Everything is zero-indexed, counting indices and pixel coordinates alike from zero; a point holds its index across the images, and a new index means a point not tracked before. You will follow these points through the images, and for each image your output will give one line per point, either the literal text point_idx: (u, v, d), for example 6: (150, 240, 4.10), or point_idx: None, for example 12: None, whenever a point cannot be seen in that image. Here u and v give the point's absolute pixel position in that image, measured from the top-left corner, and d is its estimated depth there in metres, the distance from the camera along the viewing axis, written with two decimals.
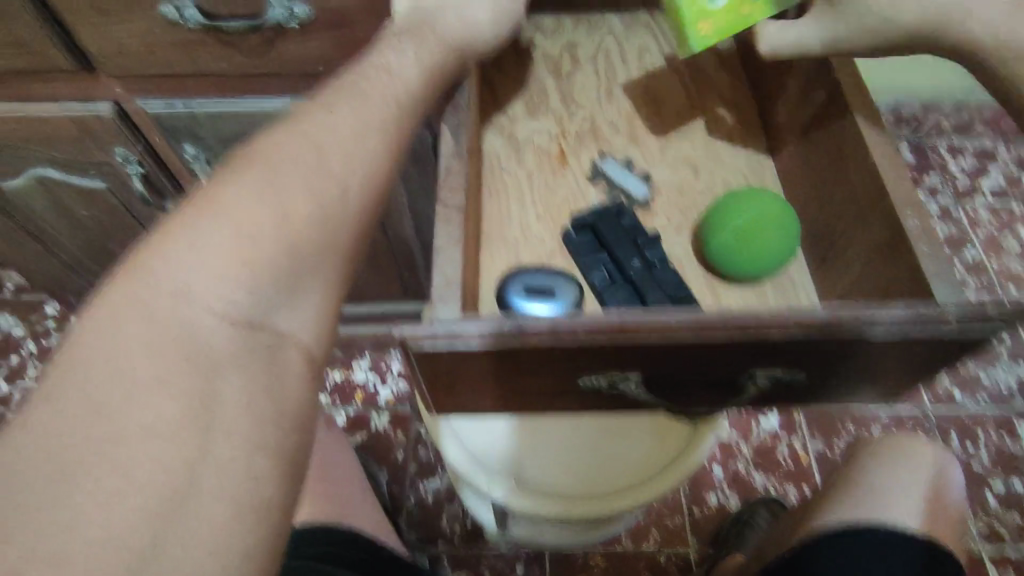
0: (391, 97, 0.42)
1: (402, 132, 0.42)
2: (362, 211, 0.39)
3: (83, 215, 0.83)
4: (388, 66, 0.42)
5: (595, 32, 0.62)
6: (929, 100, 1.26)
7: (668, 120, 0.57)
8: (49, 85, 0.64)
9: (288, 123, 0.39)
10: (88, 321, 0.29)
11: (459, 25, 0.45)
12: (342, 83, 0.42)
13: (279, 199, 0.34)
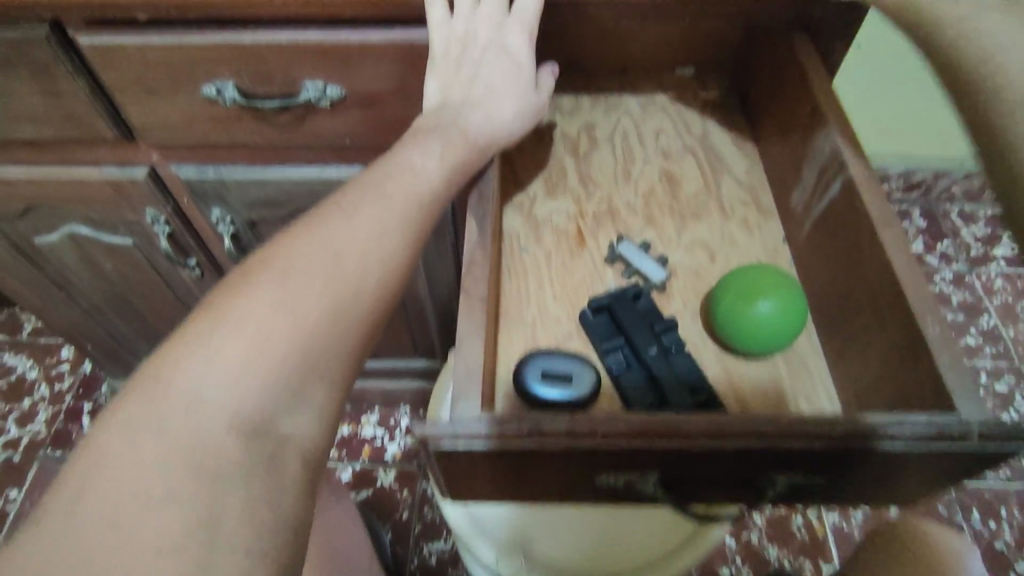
0: (412, 197, 0.44)
1: (422, 225, 0.44)
2: (375, 310, 0.41)
3: (108, 270, 0.85)
4: (414, 169, 0.44)
5: (613, 113, 0.64)
6: (941, 168, 1.23)
7: (684, 203, 0.58)
8: (91, 151, 0.67)
9: (309, 224, 0.41)
10: (110, 432, 0.32)
11: (485, 121, 0.47)
12: (367, 177, 0.45)
13: (291, 307, 0.37)
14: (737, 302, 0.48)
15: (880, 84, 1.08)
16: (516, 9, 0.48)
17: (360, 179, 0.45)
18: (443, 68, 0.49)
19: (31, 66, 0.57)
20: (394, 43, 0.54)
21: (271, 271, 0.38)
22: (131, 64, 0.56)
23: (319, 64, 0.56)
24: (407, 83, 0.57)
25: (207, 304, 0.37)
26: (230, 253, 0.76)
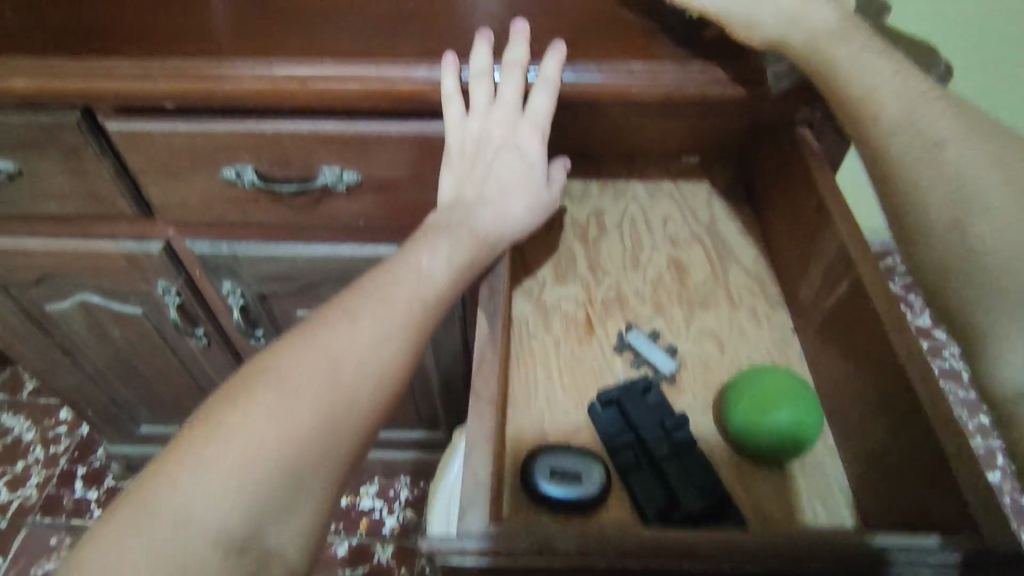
0: (417, 298, 0.45)
1: (425, 325, 0.45)
2: (371, 415, 0.41)
3: (116, 338, 0.85)
4: (420, 268, 0.46)
5: (621, 199, 0.65)
6: None
7: (693, 291, 0.58)
8: (111, 226, 0.68)
9: (310, 328, 0.42)
10: (97, 545, 0.33)
11: (495, 221, 0.49)
12: (374, 277, 0.45)
13: (284, 419, 0.37)
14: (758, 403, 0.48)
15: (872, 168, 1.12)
16: (529, 110, 0.50)
17: (366, 278, 0.46)
18: (458, 165, 0.51)
19: (60, 148, 0.59)
20: (410, 133, 0.56)
21: (267, 380, 0.38)
22: (156, 149, 0.58)
23: (337, 152, 0.57)
24: (421, 171, 0.59)
25: (199, 414, 0.37)
26: (238, 324, 0.77)
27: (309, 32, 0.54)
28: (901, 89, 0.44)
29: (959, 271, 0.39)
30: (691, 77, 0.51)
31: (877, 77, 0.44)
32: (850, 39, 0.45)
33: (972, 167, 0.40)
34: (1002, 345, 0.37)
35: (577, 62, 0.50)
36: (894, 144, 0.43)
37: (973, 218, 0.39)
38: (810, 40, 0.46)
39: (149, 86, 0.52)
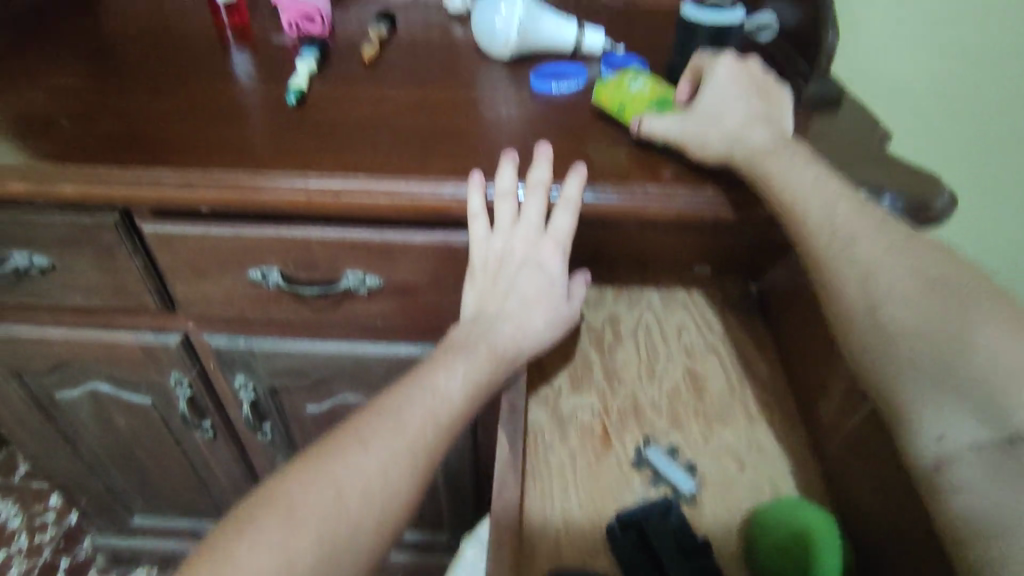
0: (430, 418, 0.45)
1: (436, 448, 0.45)
2: (372, 549, 0.41)
3: (121, 427, 0.84)
4: (437, 387, 0.47)
5: (636, 307, 0.67)
6: None
7: (709, 404, 0.58)
8: (132, 318, 0.70)
9: (322, 454, 0.42)
10: None
11: (514, 340, 0.51)
12: (389, 397, 0.46)
13: (286, 555, 0.37)
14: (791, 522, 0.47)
15: None
16: (551, 229, 0.52)
17: (383, 395, 0.47)
18: (481, 280, 0.54)
19: (95, 245, 0.61)
20: (434, 242, 0.58)
21: (276, 511, 0.38)
22: (187, 250, 0.60)
23: (362, 258, 0.59)
24: (443, 277, 0.60)
25: (204, 547, 0.37)
26: (247, 419, 0.76)
27: (345, 150, 0.58)
28: (820, 195, 0.49)
29: (881, 354, 0.42)
30: (705, 199, 0.54)
31: (802, 184, 0.49)
32: (778, 154, 0.52)
33: (883, 262, 0.44)
34: (923, 422, 0.39)
35: (597, 184, 0.53)
36: (818, 243, 0.47)
37: (884, 307, 0.43)
38: (747, 156, 0.52)
39: (190, 195, 0.55)
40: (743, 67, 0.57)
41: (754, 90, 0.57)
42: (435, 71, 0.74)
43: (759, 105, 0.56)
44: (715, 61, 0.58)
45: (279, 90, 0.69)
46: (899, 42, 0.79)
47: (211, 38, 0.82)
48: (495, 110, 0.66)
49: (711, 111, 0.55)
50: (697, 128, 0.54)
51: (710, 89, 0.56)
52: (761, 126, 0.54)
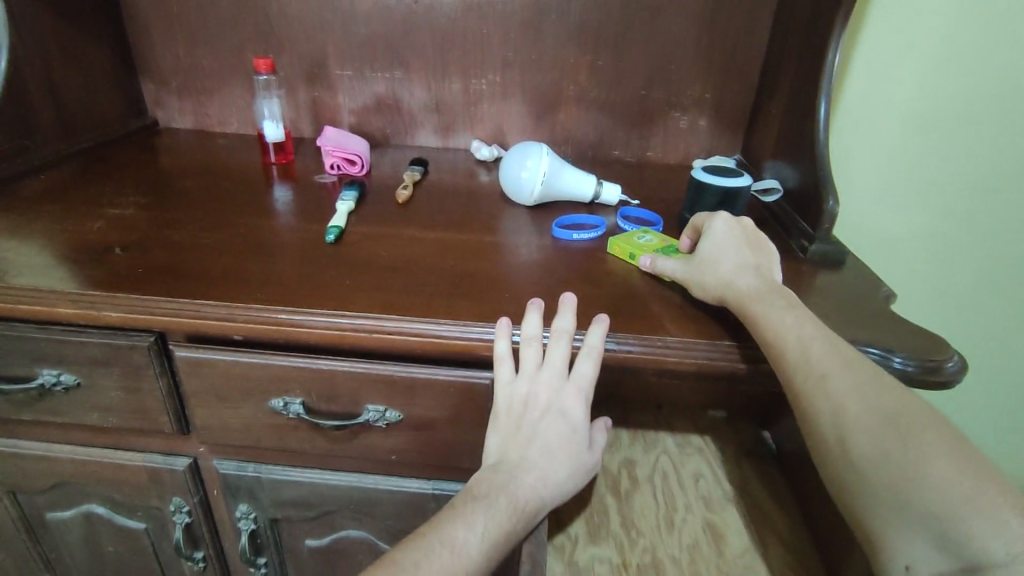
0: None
1: None
2: None
3: (107, 555, 0.79)
4: (455, 541, 0.46)
5: (651, 451, 0.68)
6: None
7: (732, 561, 0.56)
8: (144, 439, 0.69)
9: None
10: None
11: (532, 491, 0.50)
12: (405, 549, 0.45)
13: None
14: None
15: None
16: (574, 376, 0.53)
17: (400, 544, 0.46)
18: (504, 424, 0.54)
19: (123, 365, 0.62)
20: (458, 382, 0.59)
21: None
22: (216, 376, 0.62)
23: (385, 393, 0.60)
24: (462, 415, 0.61)
25: None
26: (243, 552, 0.73)
27: (378, 289, 0.61)
28: (796, 329, 0.50)
29: (857, 487, 0.42)
30: (724, 351, 0.56)
31: (784, 320, 0.51)
32: (762, 293, 0.54)
33: (851, 396, 0.44)
34: (896, 551, 0.40)
35: (618, 333, 0.56)
36: (794, 373, 0.48)
37: (855, 439, 0.43)
38: (735, 297, 0.55)
39: (227, 324, 0.57)
40: (739, 222, 0.62)
41: (747, 241, 0.61)
42: (463, 214, 0.80)
43: (752, 255, 0.59)
44: (715, 214, 0.63)
45: (317, 227, 0.74)
46: (879, 201, 0.98)
47: (259, 175, 0.89)
48: (520, 254, 0.70)
49: (706, 255, 0.60)
50: (694, 272, 0.59)
51: (707, 238, 0.61)
52: (751, 273, 0.57)
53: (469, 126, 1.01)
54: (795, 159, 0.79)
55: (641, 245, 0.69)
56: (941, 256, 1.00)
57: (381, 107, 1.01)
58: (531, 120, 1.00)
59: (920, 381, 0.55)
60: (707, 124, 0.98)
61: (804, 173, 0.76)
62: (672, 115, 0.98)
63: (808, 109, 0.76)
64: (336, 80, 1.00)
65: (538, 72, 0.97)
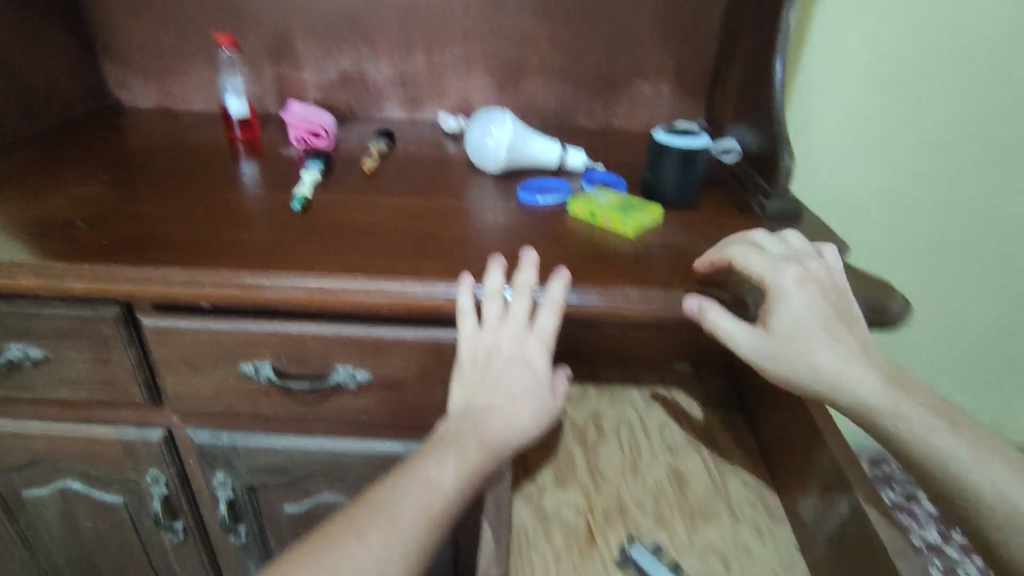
0: (423, 512, 0.46)
1: (428, 545, 0.45)
2: None
3: (85, 530, 0.80)
4: (430, 480, 0.48)
5: (618, 405, 0.70)
6: None
7: (695, 502, 0.58)
8: (116, 413, 0.70)
9: (323, 548, 0.42)
10: None
11: (501, 438, 0.52)
12: (384, 492, 0.47)
13: None
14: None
15: None
16: (535, 327, 0.55)
17: (376, 487, 0.48)
18: (468, 375, 0.56)
19: (91, 338, 0.62)
20: (425, 341, 0.61)
21: None
22: (184, 344, 0.62)
23: (354, 354, 0.61)
24: (430, 373, 0.63)
25: None
26: (222, 521, 0.74)
27: (342, 251, 0.62)
28: (944, 444, 0.46)
29: None
30: (680, 300, 0.58)
31: (920, 423, 0.47)
32: (881, 386, 0.49)
33: None
34: None
35: (579, 287, 0.57)
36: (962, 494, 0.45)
37: None
38: (849, 399, 0.49)
39: (193, 291, 0.58)
40: (810, 282, 0.53)
41: (823, 302, 0.53)
42: (430, 183, 0.81)
43: (837, 326, 0.52)
44: (781, 277, 0.53)
45: (283, 197, 0.74)
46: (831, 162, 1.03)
47: (224, 150, 0.89)
48: (485, 218, 0.71)
49: (798, 339, 0.51)
50: (787, 359, 0.51)
51: (783, 314, 0.52)
52: (852, 359, 0.50)
53: (435, 97, 1.01)
54: (754, 120, 0.81)
55: (602, 201, 0.71)
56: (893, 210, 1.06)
57: (346, 81, 1.01)
58: (496, 90, 1.01)
59: (866, 323, 0.58)
60: (670, 90, 0.99)
61: (761, 133, 0.78)
62: (635, 83, 0.99)
63: (764, 71, 0.78)
64: (300, 56, 0.99)
65: (502, 43, 0.97)
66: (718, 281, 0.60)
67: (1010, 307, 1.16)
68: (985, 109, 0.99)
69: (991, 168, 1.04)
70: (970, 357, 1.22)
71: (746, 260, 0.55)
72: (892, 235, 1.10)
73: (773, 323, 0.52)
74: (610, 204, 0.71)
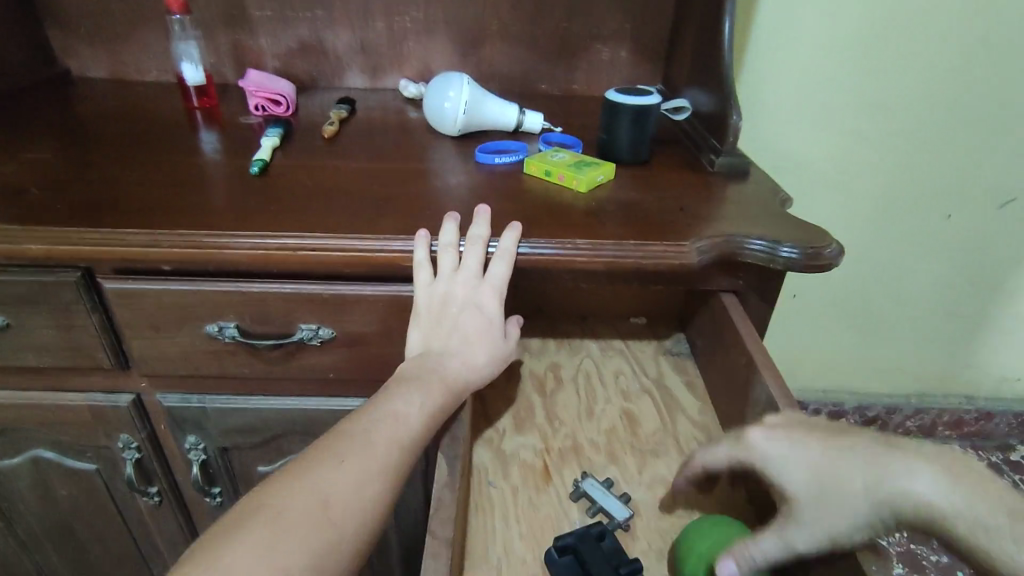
0: (395, 442, 0.49)
1: (399, 474, 0.48)
2: (354, 556, 0.43)
3: (61, 498, 0.81)
4: (396, 413, 0.51)
5: (576, 356, 0.74)
6: (865, 398, 1.40)
7: (644, 441, 0.63)
8: (83, 379, 0.71)
9: (301, 472, 0.44)
10: None
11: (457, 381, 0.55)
12: (353, 426, 0.49)
13: (277, 556, 0.39)
14: (699, 539, 0.49)
15: (806, 328, 1.30)
16: (488, 276, 0.58)
17: (342, 424, 0.50)
18: (425, 322, 0.59)
19: (53, 303, 0.63)
20: (386, 296, 0.63)
21: (265, 518, 0.41)
22: (147, 306, 0.63)
23: (316, 311, 0.63)
24: (392, 329, 0.65)
25: (201, 546, 0.39)
26: (196, 481, 0.76)
27: (302, 210, 0.64)
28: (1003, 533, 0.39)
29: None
30: (628, 249, 0.60)
31: (982, 514, 0.39)
32: (914, 484, 0.42)
33: None
34: None
35: (532, 238, 0.60)
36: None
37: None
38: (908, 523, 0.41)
39: (153, 252, 0.59)
40: (782, 428, 0.48)
41: (811, 437, 0.46)
42: (390, 147, 0.82)
43: (840, 453, 0.45)
44: (754, 440, 0.48)
45: (242, 163, 0.75)
46: (779, 123, 1.07)
47: (182, 119, 0.88)
48: (444, 179, 0.73)
49: (819, 497, 0.43)
50: (833, 525, 0.43)
51: (789, 477, 0.45)
52: (882, 478, 0.42)
53: (395, 65, 1.02)
54: (705, 80, 0.83)
55: (558, 159, 0.74)
56: (840, 167, 1.12)
57: (305, 49, 1.00)
58: (457, 56, 1.01)
59: (805, 268, 0.61)
60: (628, 54, 1.01)
61: (711, 93, 0.81)
62: (594, 47, 1.01)
63: (713, 31, 0.80)
64: (257, 24, 0.98)
65: (459, 7, 0.98)
66: (664, 232, 0.63)
67: (956, 262, 1.22)
68: (934, 72, 1.04)
69: (940, 128, 1.08)
70: (919, 310, 1.28)
71: (710, 455, 0.50)
72: (842, 192, 1.14)
73: (789, 497, 0.45)
74: (566, 161, 0.73)
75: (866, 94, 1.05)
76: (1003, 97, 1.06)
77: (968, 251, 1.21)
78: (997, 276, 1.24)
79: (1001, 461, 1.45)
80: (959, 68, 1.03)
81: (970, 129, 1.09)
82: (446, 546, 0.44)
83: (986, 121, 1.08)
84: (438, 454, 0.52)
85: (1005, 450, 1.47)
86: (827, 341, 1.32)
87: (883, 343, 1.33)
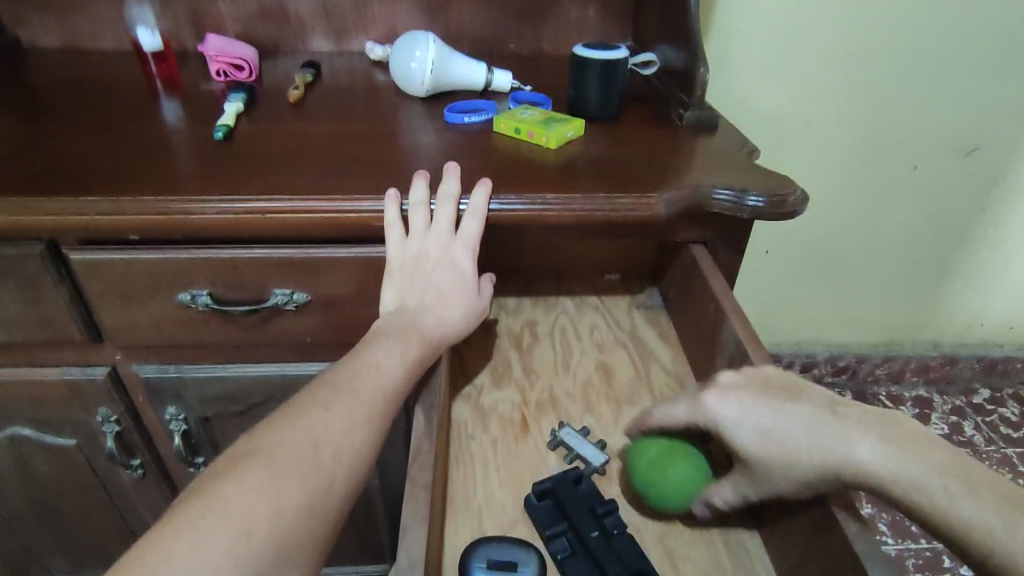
0: (378, 392, 0.50)
1: (382, 423, 0.49)
2: (344, 502, 0.44)
3: (42, 475, 0.81)
4: (376, 365, 0.51)
5: (551, 312, 0.75)
6: (832, 349, 1.45)
7: (618, 391, 0.64)
8: (56, 353, 0.70)
9: (287, 421, 0.45)
10: None
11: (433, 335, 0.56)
12: (335, 377, 0.50)
13: (271, 496, 0.40)
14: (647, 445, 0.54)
15: (778, 283, 1.33)
16: (460, 233, 0.59)
17: (325, 376, 0.51)
18: (399, 278, 0.60)
19: (19, 276, 0.62)
20: (360, 257, 0.63)
21: (257, 461, 0.41)
22: (117, 275, 0.62)
23: (290, 275, 0.63)
24: (367, 290, 0.65)
25: (192, 490, 0.40)
26: (178, 451, 0.76)
27: (270, 173, 0.63)
28: (924, 487, 0.40)
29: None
30: (597, 201, 0.61)
31: (915, 473, 0.41)
32: (853, 445, 0.43)
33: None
34: None
35: (503, 194, 0.60)
36: (958, 526, 0.39)
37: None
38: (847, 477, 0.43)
39: (120, 218, 0.58)
40: (736, 389, 0.48)
41: (762, 398, 0.47)
42: (358, 109, 0.80)
43: (787, 416, 0.46)
44: (710, 405, 0.49)
45: (206, 129, 0.73)
46: (750, 76, 1.08)
47: (141, 87, 0.86)
48: (413, 139, 0.72)
49: (765, 457, 0.45)
50: (777, 478, 0.46)
51: (737, 439, 0.47)
52: (823, 441, 0.43)
53: (360, 27, 0.99)
54: (672, 34, 0.83)
55: (527, 115, 0.74)
56: (810, 120, 1.13)
57: (266, 13, 0.97)
58: (423, 17, 0.99)
59: (769, 215, 0.63)
60: (597, 12, 1.00)
61: (677, 46, 0.80)
62: (562, 5, 0.99)
63: None
64: None
65: None
66: (633, 185, 0.63)
67: (919, 211, 1.25)
68: (902, 23, 1.04)
69: (907, 79, 1.10)
70: (886, 260, 1.31)
71: (668, 415, 0.52)
72: (812, 145, 1.15)
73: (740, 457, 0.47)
74: (535, 118, 0.73)
75: (834, 45, 1.06)
76: (965, 46, 1.07)
77: (931, 200, 1.23)
78: (959, 225, 1.27)
79: (964, 404, 1.50)
80: (924, 18, 1.04)
81: (936, 79, 1.10)
82: (425, 491, 0.45)
83: (951, 71, 1.09)
84: (417, 407, 0.53)
85: (968, 394, 1.53)
86: (798, 294, 1.35)
87: (852, 294, 1.36)
